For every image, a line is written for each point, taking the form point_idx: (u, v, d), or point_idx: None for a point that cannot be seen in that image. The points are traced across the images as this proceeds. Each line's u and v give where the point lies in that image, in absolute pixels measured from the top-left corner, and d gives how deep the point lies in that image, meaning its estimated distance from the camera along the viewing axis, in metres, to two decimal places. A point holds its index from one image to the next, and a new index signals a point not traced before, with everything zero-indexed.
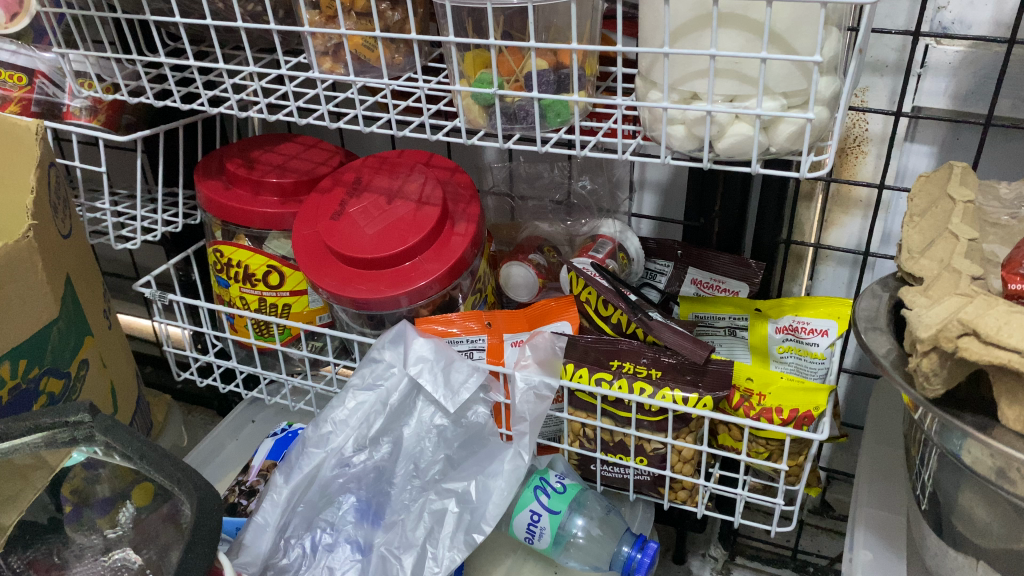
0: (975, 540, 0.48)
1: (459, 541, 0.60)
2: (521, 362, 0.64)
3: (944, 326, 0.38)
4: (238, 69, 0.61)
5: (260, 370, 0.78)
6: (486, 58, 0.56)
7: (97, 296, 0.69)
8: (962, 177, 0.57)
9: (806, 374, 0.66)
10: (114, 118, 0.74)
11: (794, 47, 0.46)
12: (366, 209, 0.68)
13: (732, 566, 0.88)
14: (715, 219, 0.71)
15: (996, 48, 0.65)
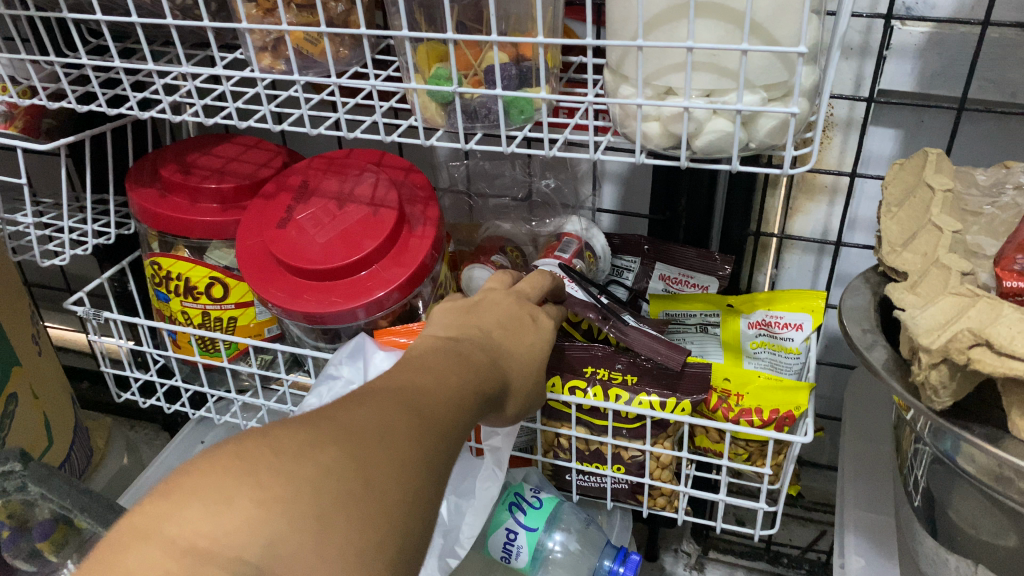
0: (975, 543, 0.46)
1: (433, 567, 0.60)
2: None
3: (955, 337, 0.36)
4: (167, 70, 0.56)
5: (208, 388, 0.73)
6: (441, 52, 0.52)
7: (25, 321, 0.63)
8: (937, 164, 0.54)
9: (782, 370, 0.63)
10: (33, 124, 0.68)
11: (776, 36, 0.43)
12: (315, 215, 0.64)
13: (706, 560, 0.86)
14: (682, 214, 0.70)
15: (963, 29, 0.63)
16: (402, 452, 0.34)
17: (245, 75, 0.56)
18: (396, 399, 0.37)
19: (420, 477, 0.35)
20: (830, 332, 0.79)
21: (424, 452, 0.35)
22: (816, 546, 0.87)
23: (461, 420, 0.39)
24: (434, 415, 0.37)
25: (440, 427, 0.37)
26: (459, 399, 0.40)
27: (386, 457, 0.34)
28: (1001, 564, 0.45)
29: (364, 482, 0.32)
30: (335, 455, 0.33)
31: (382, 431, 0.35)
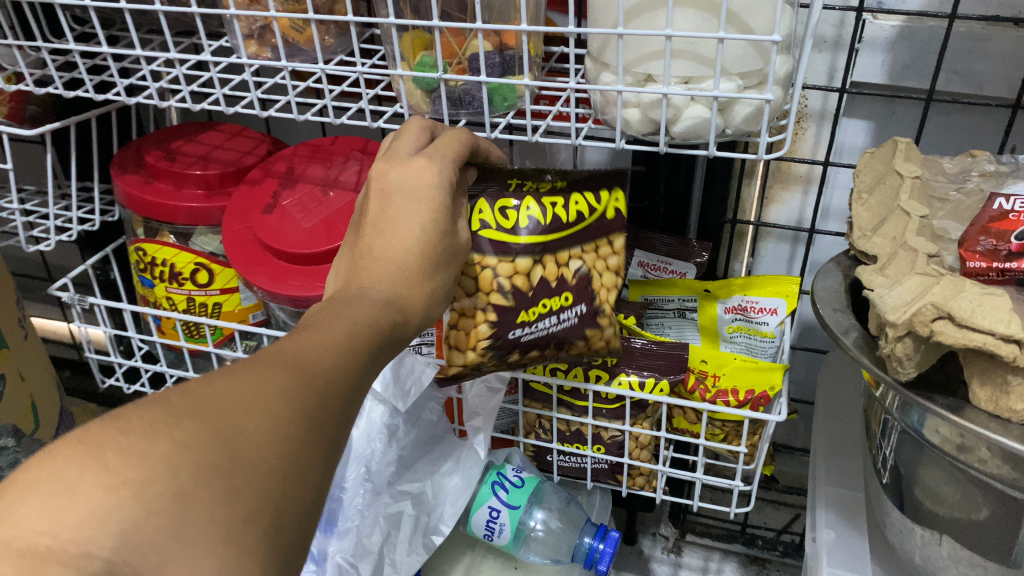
0: (940, 516, 0.48)
1: (416, 544, 0.63)
2: None
3: (918, 311, 0.38)
4: (154, 56, 0.56)
5: (192, 374, 0.73)
6: (426, 39, 0.53)
7: (10, 305, 0.64)
8: (906, 153, 0.55)
9: (756, 354, 0.66)
10: (17, 109, 0.69)
11: (750, 25, 0.44)
12: (300, 201, 0.65)
13: (683, 544, 0.89)
14: (660, 202, 0.71)
15: (931, 23, 0.65)
16: (275, 419, 0.33)
17: (233, 61, 0.57)
18: (269, 365, 0.35)
19: (296, 445, 0.33)
20: (804, 318, 0.81)
21: (300, 414, 0.34)
22: (790, 529, 0.89)
23: (344, 372, 0.37)
24: (310, 375, 0.35)
25: (316, 382, 0.35)
26: (344, 356, 0.38)
27: (255, 429, 0.32)
28: (963, 534, 0.47)
29: (229, 455, 0.30)
30: (197, 429, 0.30)
31: (251, 401, 0.32)
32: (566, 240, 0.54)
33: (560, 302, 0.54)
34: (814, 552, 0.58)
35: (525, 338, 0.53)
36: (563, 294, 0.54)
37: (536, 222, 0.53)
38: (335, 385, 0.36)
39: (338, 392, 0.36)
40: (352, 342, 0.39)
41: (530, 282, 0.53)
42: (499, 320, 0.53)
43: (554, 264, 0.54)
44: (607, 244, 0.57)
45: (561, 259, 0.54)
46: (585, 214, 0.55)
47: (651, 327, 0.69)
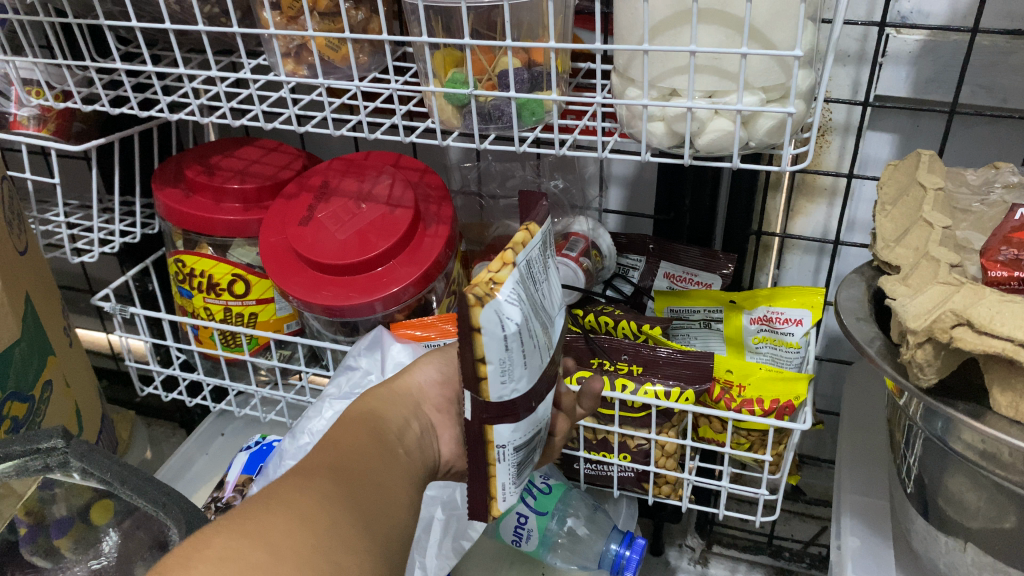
0: (965, 524, 0.48)
1: (448, 549, 0.65)
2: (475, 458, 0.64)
3: (938, 318, 0.39)
4: (196, 74, 0.58)
5: (228, 381, 0.76)
6: (457, 57, 0.55)
7: (56, 314, 0.66)
8: (930, 164, 0.57)
9: (782, 364, 0.66)
10: (64, 126, 0.71)
11: (773, 41, 0.45)
12: (335, 213, 0.67)
13: (710, 555, 0.89)
14: (686, 214, 0.72)
15: (955, 37, 0.66)
16: (297, 508, 0.37)
17: (270, 78, 0.59)
18: (285, 480, 0.39)
19: (325, 521, 0.37)
20: (829, 330, 0.82)
21: (318, 497, 0.38)
22: (817, 541, 0.89)
23: (351, 471, 0.41)
24: (322, 476, 0.40)
25: (331, 482, 0.39)
26: (346, 461, 0.42)
27: (283, 523, 0.35)
28: (985, 541, 0.47)
29: (267, 548, 0.34)
30: (233, 541, 0.34)
31: (273, 509, 0.36)
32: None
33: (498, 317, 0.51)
34: (839, 560, 0.59)
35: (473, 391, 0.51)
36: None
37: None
38: (342, 471, 0.41)
39: (347, 476, 0.41)
40: (349, 443, 0.44)
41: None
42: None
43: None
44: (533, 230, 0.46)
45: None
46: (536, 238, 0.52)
47: (677, 338, 0.70)
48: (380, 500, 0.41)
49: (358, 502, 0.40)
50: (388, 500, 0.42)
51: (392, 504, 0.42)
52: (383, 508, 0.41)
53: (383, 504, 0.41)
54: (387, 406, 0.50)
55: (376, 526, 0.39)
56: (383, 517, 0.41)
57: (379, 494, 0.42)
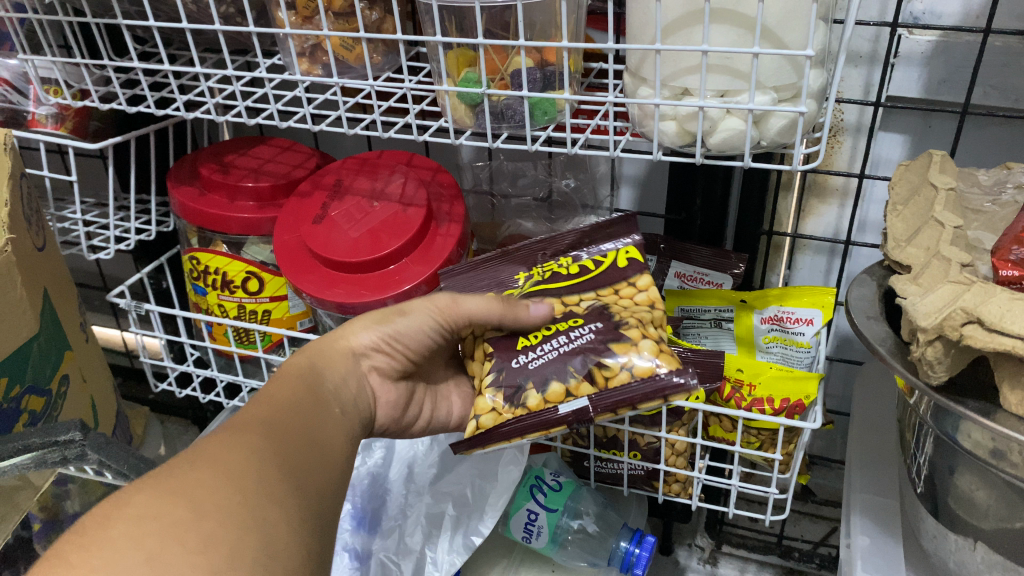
0: (974, 523, 0.48)
1: (458, 545, 0.65)
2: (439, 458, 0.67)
3: (948, 315, 0.40)
4: (212, 72, 0.59)
5: (242, 378, 0.76)
6: (471, 56, 0.55)
7: (73, 309, 0.67)
8: (942, 165, 0.57)
9: (792, 364, 0.66)
10: (81, 124, 0.72)
11: (785, 41, 0.45)
12: (348, 211, 0.67)
13: (719, 555, 0.89)
14: (697, 214, 0.72)
15: (967, 38, 0.66)
16: (225, 465, 0.38)
17: (286, 78, 0.59)
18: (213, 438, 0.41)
19: (251, 477, 0.38)
20: (840, 330, 0.82)
21: (246, 453, 0.40)
22: (827, 541, 0.89)
23: (281, 432, 0.43)
24: (249, 435, 0.41)
25: (261, 442, 0.41)
26: (277, 421, 0.44)
27: (209, 479, 0.37)
28: (994, 540, 0.48)
29: (190, 505, 0.36)
30: (156, 500, 0.36)
31: (198, 466, 0.38)
32: (582, 288, 0.59)
33: (567, 326, 0.56)
34: (848, 558, 0.59)
35: (531, 363, 0.55)
36: (572, 321, 0.57)
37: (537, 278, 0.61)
38: (273, 426, 0.43)
39: (278, 431, 0.43)
40: (283, 396, 0.46)
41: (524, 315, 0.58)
42: (500, 354, 0.57)
43: (561, 304, 0.58)
44: (630, 283, 0.59)
45: (572, 302, 0.58)
46: (589, 267, 0.60)
47: (688, 337, 0.70)
48: (311, 455, 0.44)
49: (288, 455, 0.42)
50: (318, 454, 0.44)
51: (322, 458, 0.44)
52: (314, 468, 0.43)
53: (313, 462, 0.43)
54: (323, 364, 0.54)
55: (305, 477, 0.42)
56: (314, 470, 0.43)
57: (308, 447, 0.44)
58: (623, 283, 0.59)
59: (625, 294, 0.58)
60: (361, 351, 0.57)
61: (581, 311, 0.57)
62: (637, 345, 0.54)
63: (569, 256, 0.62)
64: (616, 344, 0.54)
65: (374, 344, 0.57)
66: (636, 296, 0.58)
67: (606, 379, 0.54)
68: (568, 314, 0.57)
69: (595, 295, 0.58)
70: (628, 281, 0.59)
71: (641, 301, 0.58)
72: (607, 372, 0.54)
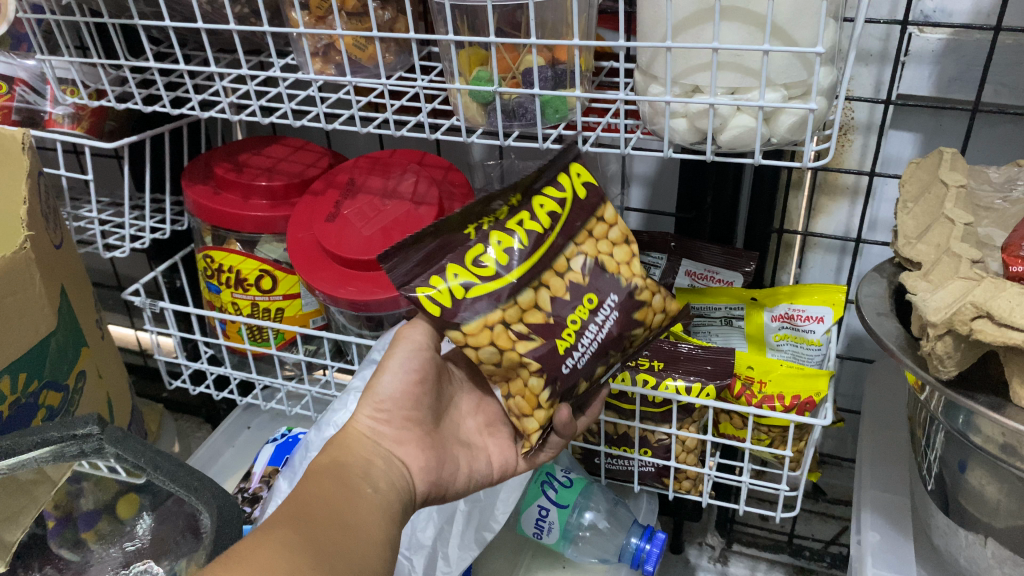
0: (985, 519, 0.48)
1: (470, 540, 0.67)
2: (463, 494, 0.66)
3: (958, 310, 0.40)
4: (227, 71, 0.59)
5: (256, 375, 0.77)
6: (483, 56, 0.56)
7: (89, 307, 0.68)
8: (953, 162, 0.57)
9: (804, 361, 0.66)
10: (97, 124, 0.73)
11: (795, 38, 0.46)
12: (360, 209, 0.68)
13: (729, 553, 0.90)
14: (707, 212, 0.73)
15: (978, 36, 0.66)
16: (257, 571, 0.36)
17: (300, 77, 0.60)
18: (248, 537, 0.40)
19: (281, 571, 0.37)
20: (851, 328, 0.82)
21: (278, 556, 0.38)
22: (838, 540, 0.89)
23: (316, 520, 0.41)
24: (280, 530, 0.40)
25: (293, 535, 0.40)
26: (312, 509, 0.42)
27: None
28: (1004, 536, 0.48)
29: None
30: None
31: (228, 568, 0.37)
32: (560, 244, 0.53)
33: (588, 308, 0.52)
34: (859, 555, 0.59)
35: (581, 362, 0.52)
36: (589, 299, 0.53)
37: (515, 252, 0.51)
38: (304, 523, 0.41)
39: (316, 522, 0.41)
40: (323, 488, 0.45)
41: (548, 310, 0.52)
42: (550, 364, 0.51)
43: (559, 280, 0.52)
44: (597, 220, 0.55)
45: (564, 267, 0.53)
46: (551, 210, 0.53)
47: (699, 335, 0.71)
48: (346, 542, 0.41)
49: (322, 550, 0.39)
50: (355, 541, 0.42)
51: (363, 544, 0.42)
52: (352, 550, 0.41)
53: (349, 544, 0.41)
54: (344, 454, 0.49)
55: (341, 569, 0.39)
56: (351, 559, 0.41)
57: (347, 535, 0.42)
58: (593, 218, 0.55)
59: (597, 235, 0.55)
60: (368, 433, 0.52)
61: (585, 281, 0.53)
62: (652, 306, 0.56)
63: (528, 193, 0.53)
64: (636, 313, 0.54)
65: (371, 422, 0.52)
66: (609, 234, 0.55)
67: (631, 342, 0.55)
68: (581, 290, 0.53)
69: (580, 250, 0.54)
70: (596, 215, 0.55)
71: (613, 237, 0.55)
72: (634, 338, 0.55)
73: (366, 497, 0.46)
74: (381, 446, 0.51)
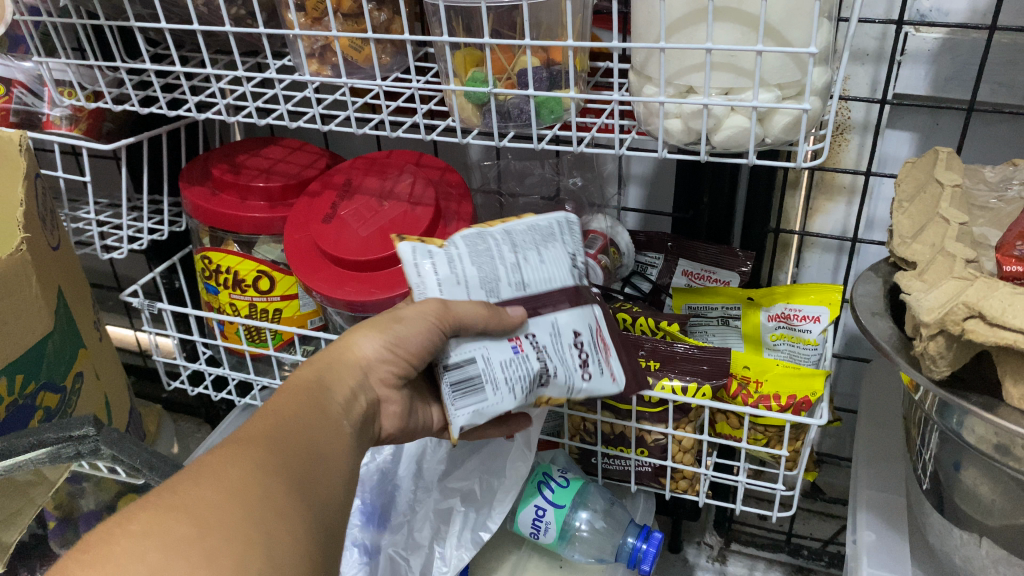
0: (980, 518, 0.49)
1: (466, 540, 0.66)
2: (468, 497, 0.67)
3: (950, 310, 0.40)
4: (224, 73, 0.59)
5: (253, 375, 0.77)
6: (478, 56, 0.55)
7: (86, 308, 0.68)
8: (948, 161, 0.57)
9: (800, 361, 0.66)
10: (95, 126, 0.73)
11: (788, 38, 0.46)
12: (357, 210, 0.68)
13: (728, 553, 0.90)
14: (704, 211, 0.73)
15: (974, 35, 0.66)
16: (229, 481, 0.37)
17: (296, 78, 0.60)
18: (220, 448, 0.40)
19: (257, 491, 0.38)
20: (848, 328, 0.82)
21: (251, 468, 0.39)
22: (837, 539, 0.89)
23: (291, 442, 0.42)
24: (253, 444, 0.40)
25: (269, 454, 0.40)
26: (286, 424, 0.43)
27: (211, 495, 0.36)
28: (998, 535, 0.48)
29: (196, 522, 0.35)
30: (160, 516, 0.35)
31: (202, 482, 0.37)
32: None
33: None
34: (855, 555, 0.59)
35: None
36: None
37: None
38: (282, 438, 0.42)
39: (288, 443, 0.42)
40: (295, 407, 0.45)
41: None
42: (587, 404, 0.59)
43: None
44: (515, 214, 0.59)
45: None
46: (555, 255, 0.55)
47: (696, 335, 0.70)
48: (317, 469, 0.42)
49: (295, 471, 0.40)
50: (325, 468, 0.43)
51: (331, 475, 0.43)
52: (322, 480, 0.42)
53: (319, 473, 0.42)
54: (330, 373, 0.49)
55: (310, 496, 0.40)
56: (320, 486, 0.42)
57: (317, 463, 0.42)
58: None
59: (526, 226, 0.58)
60: (366, 364, 0.52)
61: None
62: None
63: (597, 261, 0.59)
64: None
65: (378, 354, 0.52)
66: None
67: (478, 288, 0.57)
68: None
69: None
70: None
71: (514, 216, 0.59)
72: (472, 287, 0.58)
73: (338, 422, 0.46)
74: (363, 374, 0.51)
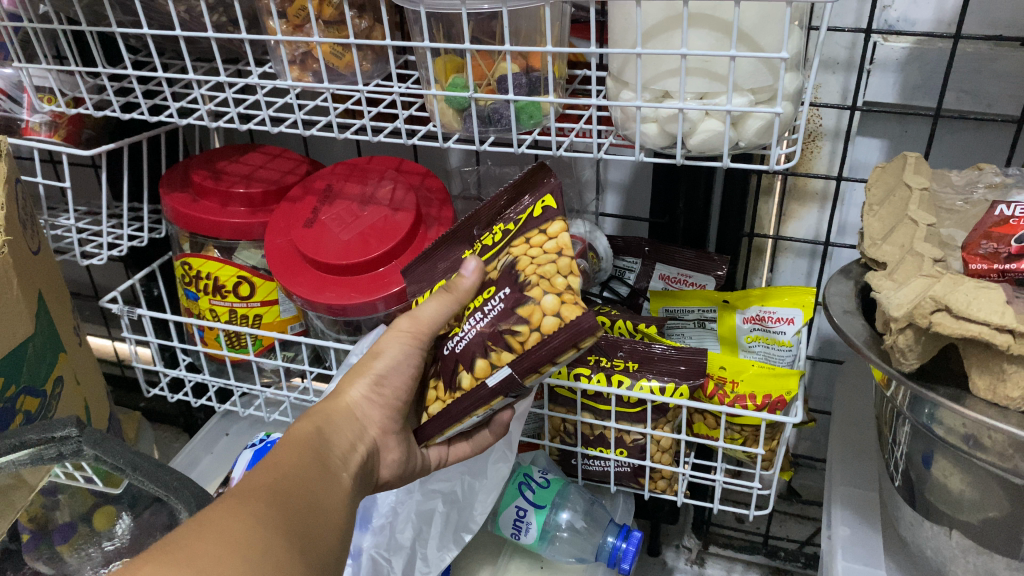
0: (949, 511, 0.50)
1: (448, 539, 0.68)
2: (450, 498, 0.68)
3: (918, 304, 0.41)
4: (205, 78, 0.59)
5: (233, 381, 0.77)
6: (458, 63, 0.57)
7: (67, 313, 0.68)
8: (916, 166, 0.58)
9: (775, 362, 0.67)
10: (75, 132, 0.73)
11: (760, 44, 0.47)
12: (339, 216, 0.69)
13: (706, 555, 0.91)
14: (681, 216, 0.74)
15: (940, 44, 0.68)
16: (231, 534, 0.37)
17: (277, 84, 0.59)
18: (219, 501, 0.40)
19: (259, 547, 0.38)
20: (822, 330, 0.84)
21: (252, 523, 0.39)
22: (812, 540, 0.91)
23: (291, 502, 0.42)
24: (252, 495, 0.41)
25: (271, 515, 0.40)
26: (284, 482, 0.43)
27: (214, 550, 0.36)
28: (967, 528, 0.49)
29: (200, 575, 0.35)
30: (165, 568, 0.35)
31: (206, 535, 0.37)
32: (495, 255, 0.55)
33: (483, 299, 0.53)
34: (830, 549, 0.61)
35: (460, 347, 0.53)
36: (488, 290, 0.53)
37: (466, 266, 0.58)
38: (280, 494, 0.42)
39: (288, 500, 0.42)
40: (290, 463, 0.45)
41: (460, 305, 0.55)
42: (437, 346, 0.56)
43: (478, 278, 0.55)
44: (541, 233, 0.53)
45: (488, 269, 0.54)
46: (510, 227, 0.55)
47: (672, 337, 0.72)
48: (312, 524, 0.42)
49: (294, 528, 0.41)
50: (323, 525, 0.43)
51: (325, 528, 0.43)
52: (318, 535, 0.42)
53: (318, 527, 0.43)
54: (328, 428, 0.50)
55: (309, 552, 0.41)
56: (316, 541, 0.42)
57: (313, 517, 0.43)
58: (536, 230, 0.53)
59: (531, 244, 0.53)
60: (361, 414, 0.53)
61: (495, 275, 0.53)
62: (540, 306, 0.49)
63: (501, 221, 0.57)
64: (524, 308, 0.50)
65: (366, 399, 0.54)
66: (546, 244, 0.52)
67: (520, 343, 0.50)
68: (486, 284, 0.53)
69: (508, 251, 0.54)
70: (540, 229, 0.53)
71: (550, 249, 0.52)
72: (519, 336, 0.50)
73: (338, 483, 0.47)
74: (359, 424, 0.53)
